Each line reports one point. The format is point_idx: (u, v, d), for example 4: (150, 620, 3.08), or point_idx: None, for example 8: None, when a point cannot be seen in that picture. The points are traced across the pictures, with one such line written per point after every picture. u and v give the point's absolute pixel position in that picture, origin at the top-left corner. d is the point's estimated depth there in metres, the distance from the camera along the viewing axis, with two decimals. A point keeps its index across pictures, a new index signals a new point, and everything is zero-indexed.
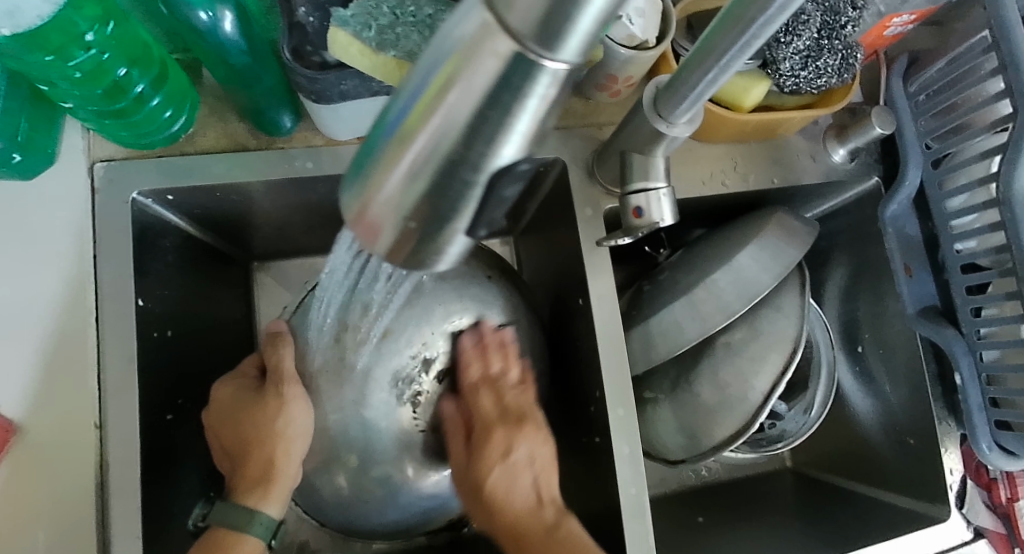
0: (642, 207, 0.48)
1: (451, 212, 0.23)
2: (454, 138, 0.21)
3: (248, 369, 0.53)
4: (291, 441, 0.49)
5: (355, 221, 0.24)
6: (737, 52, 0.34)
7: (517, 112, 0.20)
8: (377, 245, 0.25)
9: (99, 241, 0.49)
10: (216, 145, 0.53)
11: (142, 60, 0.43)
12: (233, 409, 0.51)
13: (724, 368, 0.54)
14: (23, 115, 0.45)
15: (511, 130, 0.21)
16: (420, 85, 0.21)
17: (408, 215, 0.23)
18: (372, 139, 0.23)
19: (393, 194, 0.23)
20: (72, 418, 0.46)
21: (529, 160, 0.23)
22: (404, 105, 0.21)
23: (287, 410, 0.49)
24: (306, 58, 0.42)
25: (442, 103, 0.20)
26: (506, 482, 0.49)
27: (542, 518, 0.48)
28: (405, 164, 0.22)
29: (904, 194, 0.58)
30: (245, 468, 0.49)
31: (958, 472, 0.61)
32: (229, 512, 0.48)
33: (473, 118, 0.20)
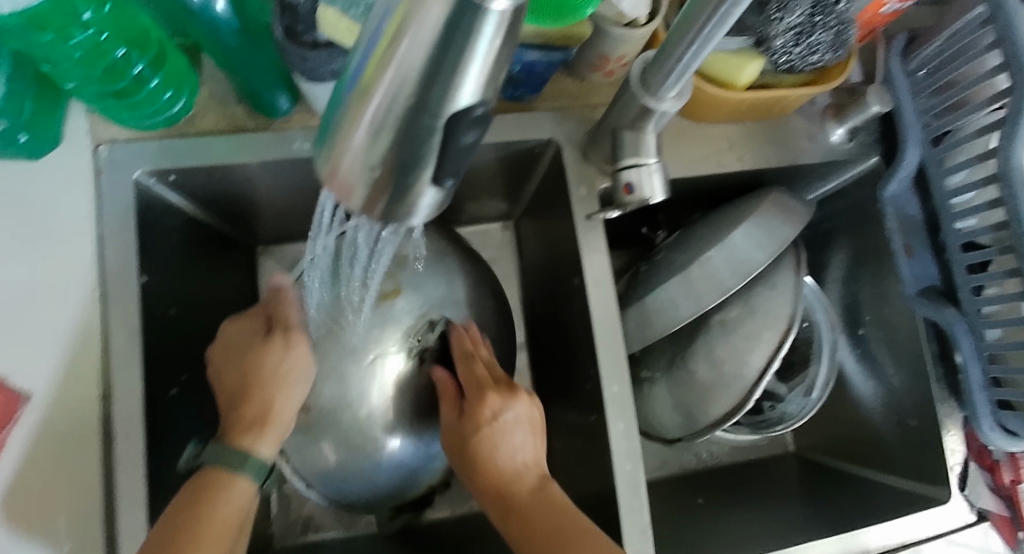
0: (633, 182, 0.48)
1: (416, 161, 0.24)
2: (410, 84, 0.22)
3: (256, 312, 0.52)
4: (290, 386, 0.48)
5: (329, 180, 0.26)
6: (715, 25, 0.34)
7: (468, 58, 0.21)
8: (352, 201, 0.26)
9: (104, 219, 0.50)
10: (216, 127, 0.54)
11: (141, 41, 0.44)
12: (237, 350, 0.50)
13: (719, 345, 0.54)
14: (28, 95, 0.46)
15: (464, 74, 0.22)
16: (376, 37, 0.22)
17: (375, 165, 0.24)
18: (340, 95, 0.24)
19: (361, 146, 0.24)
20: (78, 391, 0.47)
21: (487, 103, 0.23)
22: (362, 58, 0.23)
23: (292, 353, 0.49)
24: (298, 37, 0.43)
25: (395, 51, 0.21)
26: (505, 428, 0.49)
27: (528, 478, 0.48)
28: (369, 116, 0.23)
29: (904, 172, 0.58)
30: (240, 409, 0.48)
31: (959, 453, 0.60)
32: (222, 453, 0.46)
33: (427, 64, 0.21)
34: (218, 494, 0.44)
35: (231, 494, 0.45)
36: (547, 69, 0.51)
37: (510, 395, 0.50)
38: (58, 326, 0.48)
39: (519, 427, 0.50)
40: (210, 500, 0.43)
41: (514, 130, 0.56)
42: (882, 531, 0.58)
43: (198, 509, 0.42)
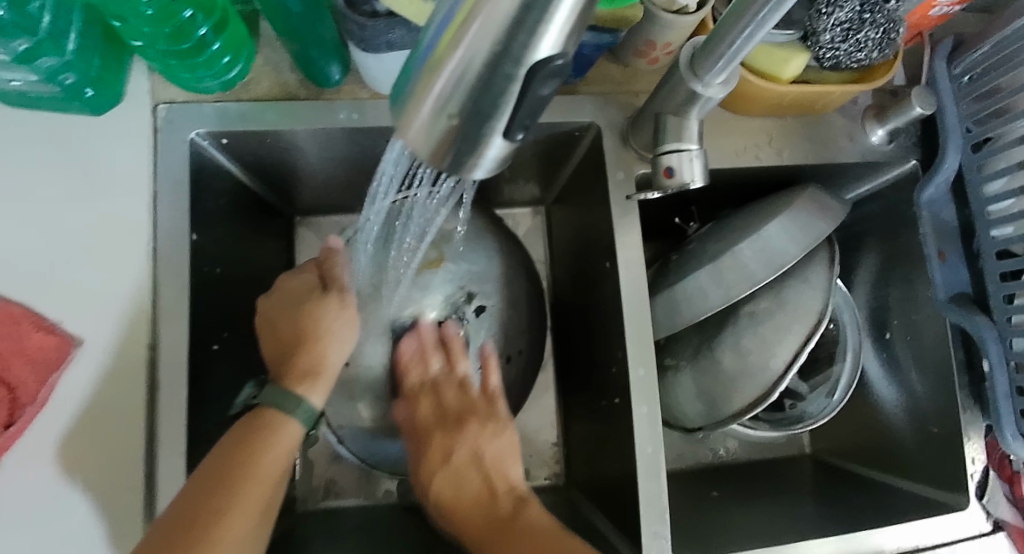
0: (673, 166, 0.48)
1: (493, 110, 0.25)
2: (496, 32, 0.23)
3: (308, 269, 0.53)
4: (342, 341, 0.50)
5: (404, 132, 0.27)
6: (771, 12, 0.35)
7: (554, 9, 0.22)
8: (425, 149, 0.27)
9: (160, 175, 0.52)
10: (268, 93, 0.55)
11: (207, 5, 0.46)
12: (291, 303, 0.51)
13: (746, 336, 0.54)
14: (96, 52, 0.48)
15: (548, 24, 0.23)
16: (456, 5, 0.24)
17: (455, 111, 0.25)
18: (422, 50, 0.25)
19: (438, 105, 0.25)
20: (127, 338, 0.49)
21: (562, 58, 0.24)
22: (449, 12, 0.24)
23: (348, 311, 0.50)
24: (358, 7, 0.45)
25: (485, 1, 0.22)
26: (455, 474, 0.51)
27: (502, 502, 0.50)
28: (449, 72, 0.24)
29: (941, 178, 0.58)
30: (294, 359, 0.48)
31: (980, 461, 0.60)
32: (276, 396, 0.47)
33: (516, 14, 0.22)
34: (269, 435, 0.45)
35: (281, 435, 0.46)
36: (595, 52, 0.52)
37: (457, 431, 0.52)
38: (111, 274, 0.50)
39: (478, 461, 0.51)
40: (263, 439, 0.45)
41: (556, 111, 0.57)
42: (900, 532, 0.58)
43: (251, 447, 0.44)
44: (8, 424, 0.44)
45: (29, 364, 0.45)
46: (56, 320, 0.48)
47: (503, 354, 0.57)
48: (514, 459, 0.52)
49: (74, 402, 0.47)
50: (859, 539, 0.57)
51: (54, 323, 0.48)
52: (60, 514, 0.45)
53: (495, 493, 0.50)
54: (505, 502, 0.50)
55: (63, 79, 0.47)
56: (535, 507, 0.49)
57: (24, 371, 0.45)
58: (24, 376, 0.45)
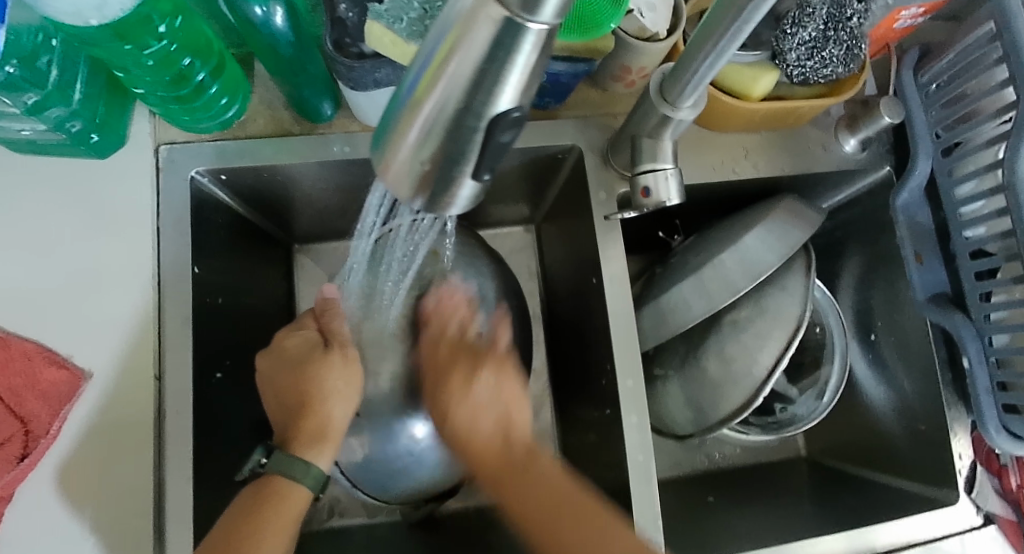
0: (649, 186, 0.51)
1: (460, 156, 0.28)
2: (459, 91, 0.25)
3: (307, 323, 0.55)
4: (345, 401, 0.52)
5: (382, 175, 0.30)
6: (729, 38, 0.38)
7: (509, 69, 0.25)
8: (402, 190, 0.30)
9: (162, 214, 0.55)
10: (264, 131, 0.58)
11: (204, 52, 0.49)
12: (295, 361, 0.53)
13: (730, 344, 0.56)
14: (101, 100, 0.51)
15: (504, 83, 0.25)
16: (430, 55, 0.26)
17: (426, 159, 0.28)
18: (395, 102, 0.28)
19: (411, 150, 0.28)
20: (135, 369, 0.51)
21: (520, 108, 0.27)
22: (417, 72, 0.26)
23: (350, 368, 0.52)
24: (345, 50, 0.48)
25: (449, 64, 0.25)
26: (471, 415, 0.54)
27: (516, 450, 0.54)
28: (421, 120, 0.27)
29: (914, 183, 0.61)
30: (300, 425, 0.51)
31: (967, 456, 0.61)
32: (285, 463, 0.50)
33: (475, 74, 0.25)
34: (280, 501, 0.48)
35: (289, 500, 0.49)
36: (572, 79, 0.54)
37: (473, 371, 0.54)
38: (119, 309, 0.52)
39: (495, 401, 0.54)
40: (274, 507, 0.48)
41: (538, 135, 0.59)
42: (905, 525, 0.59)
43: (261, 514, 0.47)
44: (24, 456, 0.47)
45: (43, 400, 0.48)
46: (68, 355, 0.51)
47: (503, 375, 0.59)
48: (523, 404, 0.55)
49: (88, 433, 0.49)
50: (860, 536, 0.58)
51: (66, 359, 0.50)
52: (75, 542, 0.47)
53: (509, 438, 0.55)
54: (519, 453, 0.54)
55: (69, 127, 0.49)
56: (545, 457, 0.54)
57: (38, 406, 0.48)
58: (38, 411, 0.48)
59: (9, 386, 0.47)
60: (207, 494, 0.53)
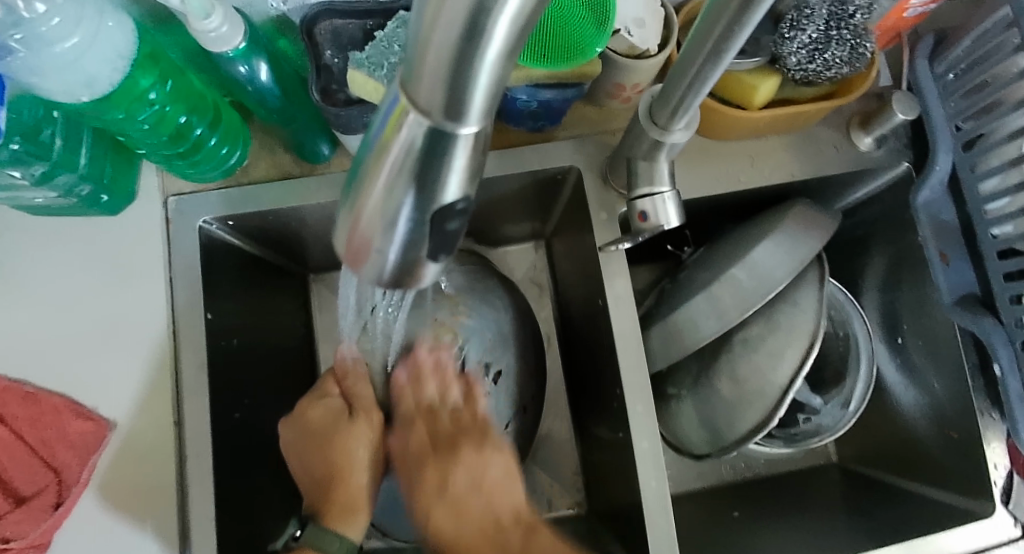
0: (648, 211, 0.50)
1: (412, 243, 0.25)
2: (411, 161, 0.22)
3: (329, 388, 0.56)
4: (372, 469, 0.54)
5: (341, 254, 0.27)
6: (714, 65, 0.37)
7: (457, 140, 0.22)
8: (359, 269, 0.27)
9: (173, 263, 0.57)
10: (266, 175, 0.60)
11: (199, 108, 0.50)
12: (320, 433, 0.54)
13: (742, 363, 0.55)
14: (108, 161, 0.53)
15: (451, 160, 0.22)
16: (387, 115, 0.23)
17: (380, 238, 0.25)
18: (354, 169, 0.25)
19: (367, 218, 0.24)
20: (157, 416, 0.54)
21: (467, 192, 0.24)
22: (373, 136, 0.24)
23: (375, 435, 0.54)
24: (333, 96, 0.48)
25: (401, 128, 0.22)
26: (459, 504, 0.49)
27: (511, 536, 0.48)
28: (377, 190, 0.23)
29: (935, 179, 0.57)
30: (330, 496, 0.52)
31: (1003, 467, 0.58)
32: (320, 537, 0.50)
33: (427, 142, 0.21)
34: None
35: None
36: (564, 103, 0.53)
37: (451, 456, 0.50)
38: (138, 361, 0.55)
39: (478, 485, 0.49)
40: None
41: (535, 159, 0.59)
42: (959, 536, 0.57)
43: None
44: (58, 504, 0.50)
45: (71, 450, 0.51)
46: (93, 407, 0.53)
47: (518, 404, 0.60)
48: (513, 480, 0.50)
49: (116, 481, 0.52)
50: (921, 545, 0.56)
51: (93, 410, 0.53)
52: None
53: (503, 526, 0.49)
54: (512, 535, 0.48)
55: (79, 191, 0.52)
56: (545, 535, 0.48)
57: (68, 455, 0.51)
58: (68, 461, 0.51)
59: (40, 437, 0.51)
60: (231, 532, 0.55)
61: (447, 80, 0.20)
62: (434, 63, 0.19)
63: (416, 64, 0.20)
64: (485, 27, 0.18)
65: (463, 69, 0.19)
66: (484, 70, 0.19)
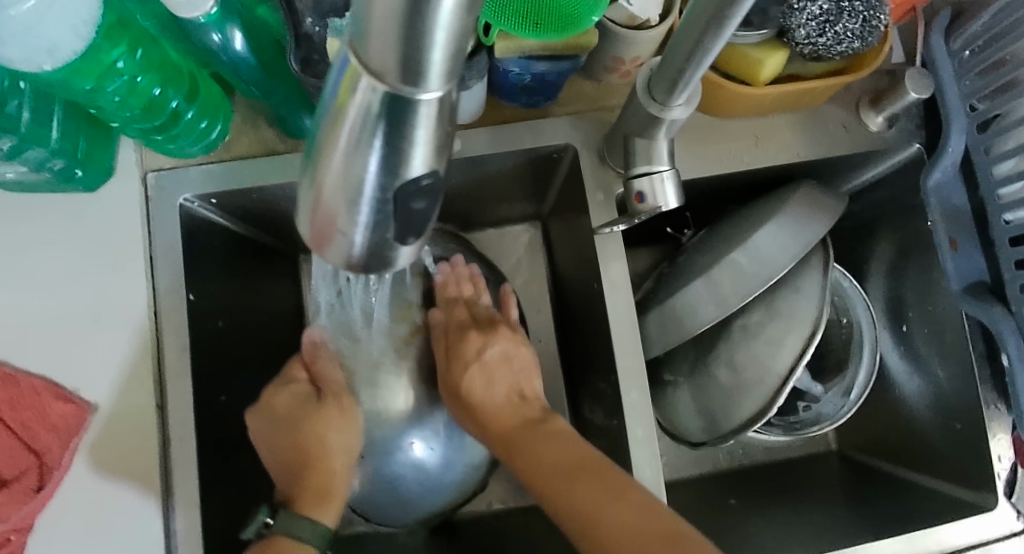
0: (644, 192, 0.48)
1: (377, 226, 0.23)
2: (367, 135, 0.20)
3: (296, 373, 0.55)
4: (348, 454, 0.53)
5: (307, 235, 0.25)
6: (715, 35, 0.34)
7: (415, 116, 0.20)
8: (325, 249, 0.25)
9: (155, 242, 0.55)
10: (249, 151, 0.57)
11: (174, 79, 0.48)
12: (289, 418, 0.53)
13: (740, 350, 0.54)
14: (82, 136, 0.51)
15: (412, 140, 0.20)
16: (340, 80, 0.20)
17: (343, 219, 0.23)
18: (314, 138, 0.23)
19: (329, 193, 0.22)
20: (138, 400, 0.52)
21: (435, 171, 0.22)
22: (329, 103, 0.21)
23: (347, 419, 0.53)
24: (314, 67, 0.45)
25: (354, 97, 0.20)
26: (489, 373, 0.55)
27: (530, 408, 0.54)
28: (334, 164, 0.21)
29: (947, 161, 0.55)
30: (305, 481, 0.51)
31: (1008, 459, 0.57)
32: (291, 522, 0.48)
33: (382, 115, 0.19)
34: None
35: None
36: (559, 77, 0.51)
37: (488, 335, 0.56)
38: (116, 342, 0.53)
39: (506, 363, 0.56)
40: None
41: (530, 136, 0.56)
42: (960, 529, 0.56)
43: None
44: (40, 487, 0.49)
45: (51, 433, 0.49)
46: (72, 389, 0.51)
47: None
48: (533, 372, 0.57)
49: (94, 465, 0.50)
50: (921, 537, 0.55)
51: (71, 392, 0.51)
52: None
53: (524, 400, 0.55)
54: (532, 414, 0.53)
55: (52, 166, 0.49)
56: (560, 419, 0.53)
57: (47, 438, 0.49)
58: (48, 444, 0.49)
59: (20, 420, 0.49)
60: (214, 518, 0.54)
61: (397, 41, 0.17)
62: (382, 24, 0.17)
63: (362, 25, 0.18)
64: None
65: (415, 31, 0.17)
66: (439, 30, 0.17)
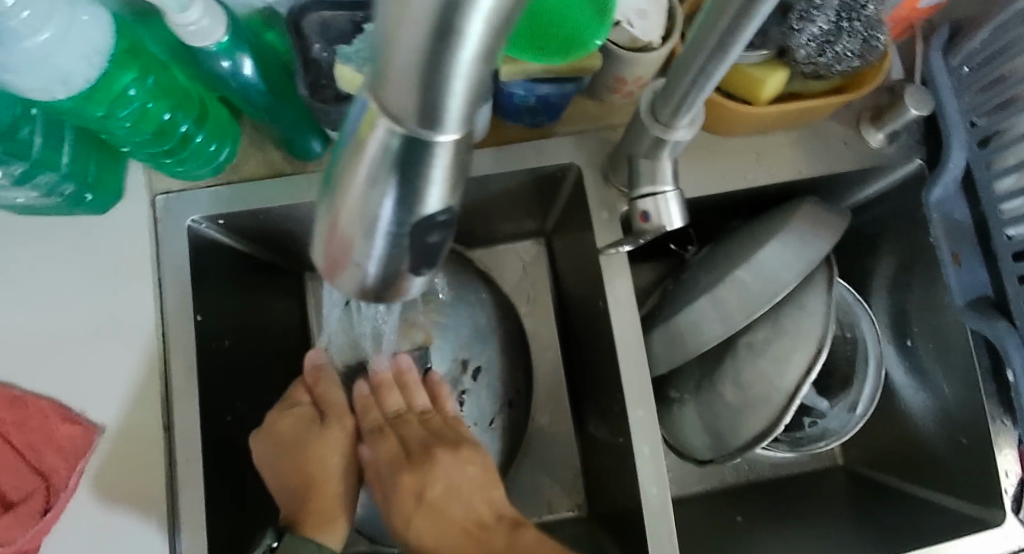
0: (649, 211, 0.48)
1: (391, 259, 0.23)
2: (385, 173, 0.20)
3: (300, 397, 0.55)
4: (346, 478, 0.53)
5: (321, 266, 0.26)
6: (720, 58, 0.35)
7: (432, 156, 0.20)
8: (338, 278, 0.26)
9: (162, 263, 0.55)
10: (256, 172, 0.58)
11: (184, 104, 0.49)
12: (290, 442, 0.52)
13: (746, 367, 0.54)
14: (91, 159, 0.52)
15: (428, 178, 0.21)
16: (358, 117, 0.21)
17: (358, 252, 0.23)
18: (331, 170, 0.24)
19: (345, 225, 0.23)
20: (145, 421, 0.52)
21: (448, 206, 0.23)
22: (347, 138, 0.22)
23: (349, 442, 0.54)
24: (322, 91, 0.46)
25: (372, 136, 0.20)
26: (444, 498, 0.49)
27: (498, 532, 0.48)
28: (351, 198, 0.22)
29: (949, 176, 0.55)
30: (306, 504, 0.51)
31: (1014, 474, 0.56)
32: (295, 543, 0.48)
33: (400, 155, 0.20)
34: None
35: None
36: (563, 98, 0.51)
37: (441, 448, 0.50)
38: (124, 363, 0.53)
39: (460, 491, 0.49)
40: None
41: (535, 156, 0.57)
42: (964, 545, 0.55)
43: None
44: (47, 509, 0.49)
45: (59, 454, 0.49)
46: (81, 410, 0.51)
47: (505, 399, 0.60)
48: (489, 483, 0.51)
49: (101, 486, 0.50)
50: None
51: (80, 414, 0.51)
52: None
53: (489, 519, 0.49)
54: (503, 528, 0.48)
55: (62, 190, 0.50)
56: (530, 532, 0.48)
57: (55, 460, 0.49)
58: (56, 465, 0.49)
59: (28, 441, 0.49)
60: (221, 539, 0.54)
61: (417, 85, 0.18)
62: (402, 68, 0.17)
63: (383, 67, 0.18)
64: (457, 33, 0.16)
65: (434, 76, 0.17)
66: (458, 77, 0.17)
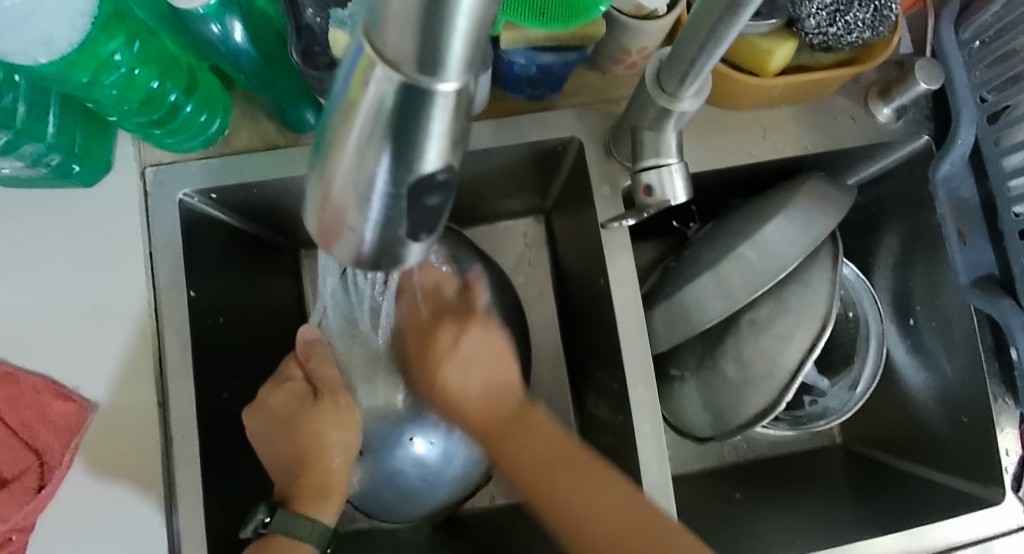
0: (653, 184, 0.47)
1: (387, 224, 0.22)
2: (381, 127, 0.19)
3: (292, 372, 0.54)
4: (345, 453, 0.52)
5: (315, 233, 0.25)
6: (728, 25, 0.33)
7: (430, 109, 0.19)
8: (333, 246, 0.24)
9: (154, 236, 0.54)
10: (249, 145, 0.57)
11: (172, 71, 0.47)
12: (283, 418, 0.52)
13: (748, 345, 0.53)
14: (78, 129, 0.50)
15: (426, 133, 0.20)
16: (352, 68, 0.20)
17: (354, 216, 0.22)
18: (323, 130, 0.22)
19: (340, 187, 0.22)
20: (139, 398, 0.51)
21: (448, 167, 0.22)
22: (340, 93, 0.21)
23: (343, 416, 0.52)
24: (315, 58, 0.45)
25: (367, 87, 0.19)
26: (465, 360, 0.51)
27: (510, 408, 0.51)
28: (345, 157, 0.21)
29: (958, 152, 0.54)
30: (300, 481, 0.51)
31: (1015, 453, 0.57)
32: (288, 522, 0.49)
33: (397, 108, 0.19)
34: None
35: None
36: (565, 68, 0.50)
37: (462, 323, 0.52)
38: (116, 338, 0.52)
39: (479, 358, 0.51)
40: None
41: (536, 129, 0.56)
42: (960, 525, 0.55)
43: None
44: (41, 485, 0.48)
45: (52, 431, 0.49)
46: (73, 386, 0.51)
47: None
48: (501, 359, 0.52)
49: (96, 463, 0.50)
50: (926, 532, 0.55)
51: (71, 390, 0.50)
52: None
53: (508, 390, 0.52)
54: (511, 408, 0.51)
55: (49, 161, 0.48)
56: (540, 411, 0.51)
57: (48, 436, 0.48)
58: (49, 442, 0.48)
59: (20, 418, 0.49)
60: (217, 516, 0.53)
61: (416, 28, 0.16)
62: (400, 11, 0.16)
63: (379, 11, 0.17)
64: None
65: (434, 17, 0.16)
66: (461, 20, 0.16)
